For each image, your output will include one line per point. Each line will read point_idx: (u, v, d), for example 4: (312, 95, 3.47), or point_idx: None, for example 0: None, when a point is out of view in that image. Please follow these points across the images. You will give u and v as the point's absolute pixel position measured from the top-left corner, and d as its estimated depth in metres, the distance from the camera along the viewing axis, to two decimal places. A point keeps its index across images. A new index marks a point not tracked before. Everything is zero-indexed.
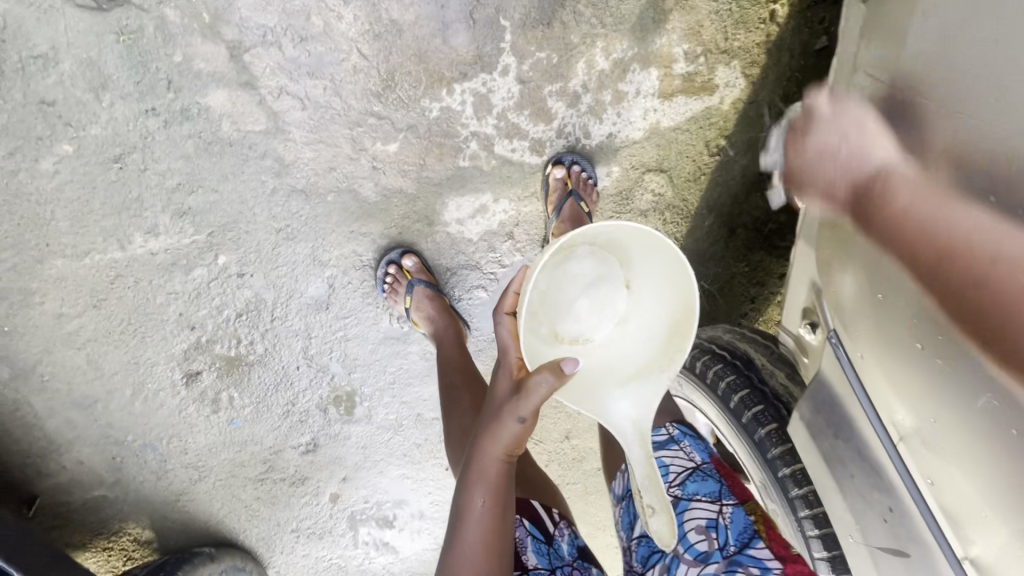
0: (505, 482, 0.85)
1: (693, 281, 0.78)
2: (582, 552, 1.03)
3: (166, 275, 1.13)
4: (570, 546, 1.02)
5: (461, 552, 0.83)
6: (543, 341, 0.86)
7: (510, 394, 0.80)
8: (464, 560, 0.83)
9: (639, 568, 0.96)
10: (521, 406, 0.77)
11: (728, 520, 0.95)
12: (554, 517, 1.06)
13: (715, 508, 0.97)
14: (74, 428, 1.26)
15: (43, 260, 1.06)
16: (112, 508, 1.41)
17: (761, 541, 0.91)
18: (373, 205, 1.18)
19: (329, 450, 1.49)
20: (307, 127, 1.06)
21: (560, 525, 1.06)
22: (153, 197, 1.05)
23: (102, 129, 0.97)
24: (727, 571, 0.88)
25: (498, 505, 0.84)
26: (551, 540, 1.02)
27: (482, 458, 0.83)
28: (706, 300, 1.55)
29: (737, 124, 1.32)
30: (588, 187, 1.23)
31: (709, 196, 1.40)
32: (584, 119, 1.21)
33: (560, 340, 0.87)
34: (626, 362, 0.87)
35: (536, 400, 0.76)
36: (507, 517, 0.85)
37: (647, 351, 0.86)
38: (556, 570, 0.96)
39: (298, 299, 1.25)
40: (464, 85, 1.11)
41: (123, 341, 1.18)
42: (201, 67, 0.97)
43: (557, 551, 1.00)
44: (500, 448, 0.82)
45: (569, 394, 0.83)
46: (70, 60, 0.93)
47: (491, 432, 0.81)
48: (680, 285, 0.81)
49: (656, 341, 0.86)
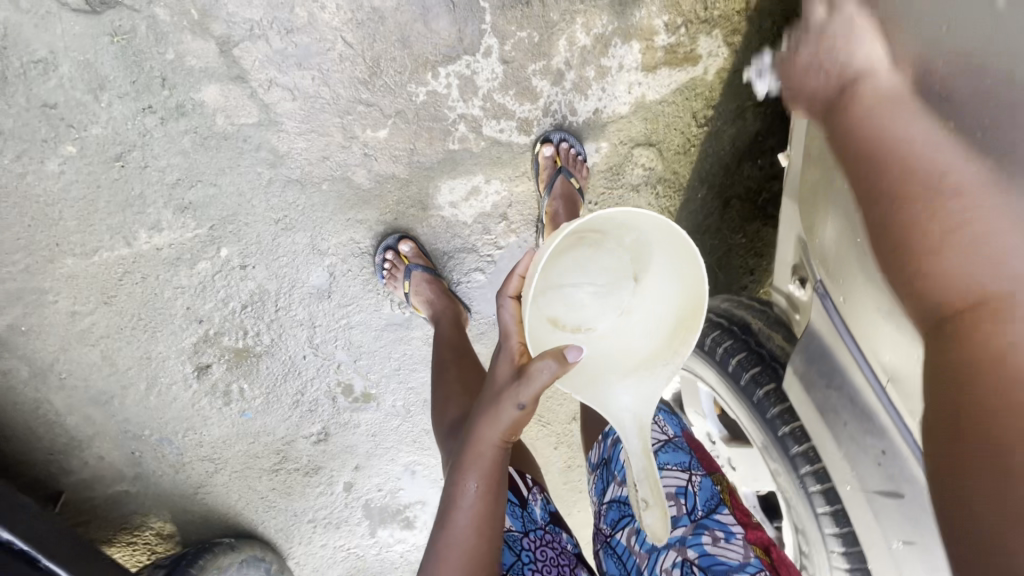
0: (499, 470, 0.84)
1: (703, 271, 0.77)
2: (553, 517, 1.09)
3: (172, 270, 1.17)
4: (542, 510, 1.08)
5: (452, 538, 0.82)
6: (542, 324, 0.88)
7: (510, 380, 0.79)
8: (454, 544, 0.82)
9: (607, 530, 1.04)
10: (522, 390, 0.77)
11: (696, 488, 1.02)
12: (527, 481, 1.10)
13: (684, 477, 1.03)
14: (93, 424, 1.31)
15: (54, 259, 1.11)
16: (133, 503, 1.45)
17: (726, 508, 1.01)
18: (368, 192, 1.21)
19: (340, 438, 1.52)
20: (298, 117, 1.10)
21: (533, 489, 1.10)
22: (155, 193, 1.09)
23: (102, 129, 1.02)
24: (695, 534, 0.97)
25: (489, 493, 0.83)
26: (524, 505, 1.06)
27: (477, 444, 0.83)
28: (707, 275, 1.55)
29: (723, 93, 1.33)
30: (577, 163, 1.25)
31: (700, 168, 1.41)
32: (569, 96, 1.23)
33: (559, 326, 0.89)
34: (630, 354, 0.86)
35: (537, 387, 0.75)
36: (499, 505, 0.85)
37: (650, 342, 0.86)
38: (529, 533, 1.02)
39: (300, 289, 1.28)
40: (448, 68, 1.13)
41: (135, 336, 1.23)
42: (193, 64, 1.01)
43: (530, 515, 1.06)
44: (494, 433, 0.82)
45: (572, 383, 0.82)
46: (69, 63, 0.97)
47: (487, 416, 0.81)
48: (690, 278, 0.81)
49: (661, 334, 0.85)
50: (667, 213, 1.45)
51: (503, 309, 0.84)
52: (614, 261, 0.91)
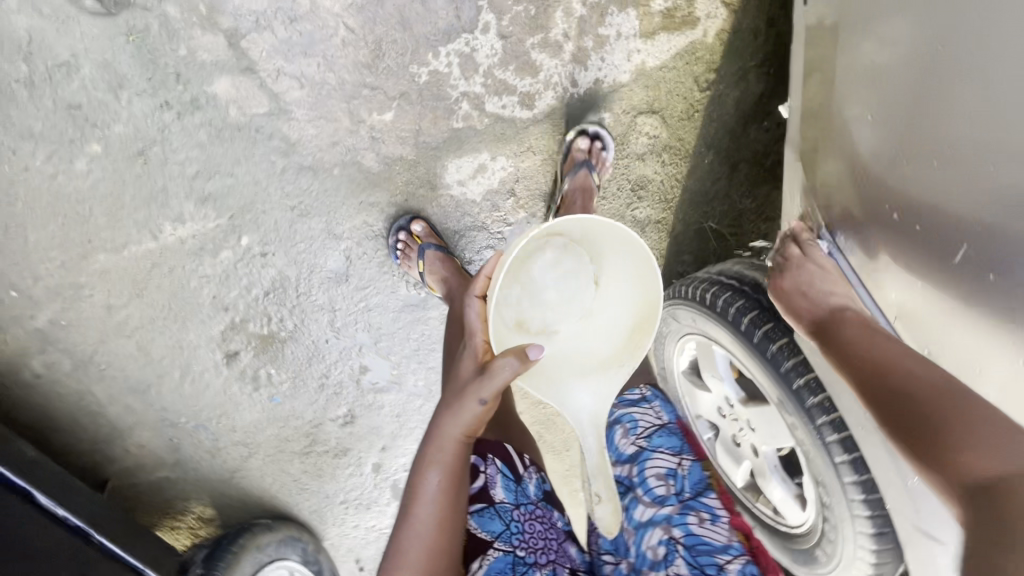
0: (461, 464, 0.89)
1: (658, 283, 0.87)
2: (548, 496, 1.10)
3: (196, 260, 1.23)
4: (536, 488, 1.10)
5: (415, 529, 0.86)
6: (509, 326, 0.95)
7: (474, 375, 0.86)
8: (417, 534, 0.85)
9: None
10: (484, 386, 0.83)
11: (686, 471, 1.09)
12: (525, 461, 1.13)
13: (675, 459, 1.11)
14: (133, 413, 1.38)
15: (87, 255, 1.17)
16: (174, 489, 1.50)
17: (713, 493, 1.06)
18: (377, 174, 1.25)
19: (366, 420, 1.57)
20: (306, 104, 1.14)
21: (530, 468, 1.12)
22: (177, 185, 1.14)
23: (124, 126, 1.07)
24: (681, 514, 1.02)
25: (450, 488, 0.87)
26: (520, 480, 1.09)
27: (441, 437, 0.87)
28: (718, 243, 1.54)
29: (724, 55, 1.33)
30: (603, 163, 1.29)
31: (705, 133, 1.41)
32: (569, 68, 1.25)
33: (524, 328, 0.97)
34: (589, 355, 0.96)
35: (500, 383, 0.82)
36: (461, 497, 0.89)
37: (607, 345, 0.96)
38: (520, 506, 1.05)
39: (319, 274, 1.33)
40: (448, 47, 1.16)
41: (167, 326, 1.29)
42: (205, 58, 1.06)
43: (524, 490, 1.08)
44: (458, 430, 0.86)
45: (533, 382, 0.92)
46: (89, 64, 1.02)
47: (453, 412, 0.86)
48: (644, 289, 0.91)
49: (617, 337, 0.95)
50: (672, 180, 1.44)
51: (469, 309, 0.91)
52: (575, 267, 1.00)
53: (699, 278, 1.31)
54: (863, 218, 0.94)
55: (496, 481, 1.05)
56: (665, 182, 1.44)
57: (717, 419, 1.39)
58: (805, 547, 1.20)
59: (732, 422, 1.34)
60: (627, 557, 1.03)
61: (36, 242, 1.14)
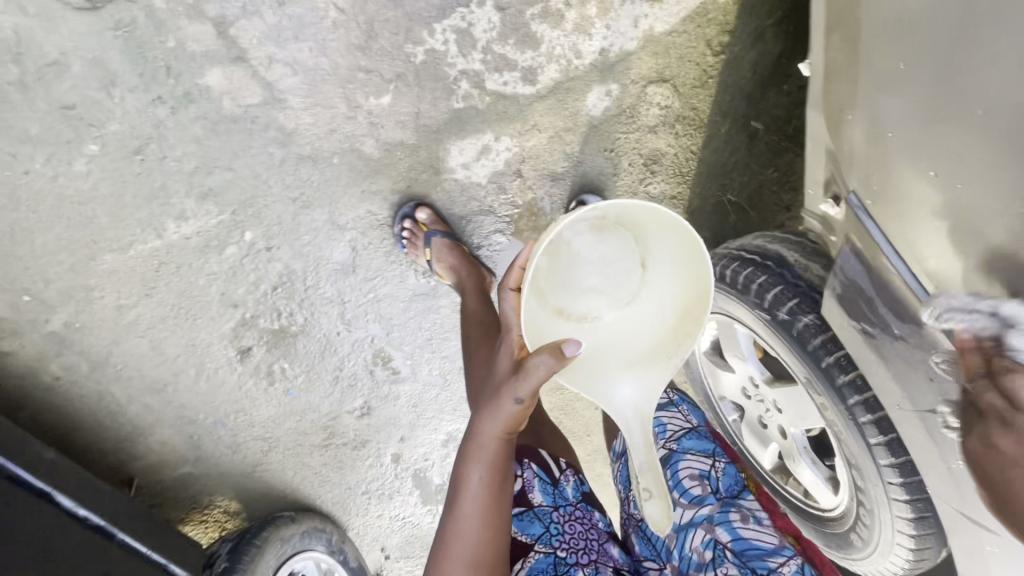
0: (503, 460, 0.86)
1: (705, 260, 0.76)
2: (587, 497, 1.10)
3: (202, 258, 1.22)
4: (574, 489, 1.10)
5: (459, 526, 0.84)
6: (547, 316, 0.86)
7: (509, 372, 0.81)
8: (460, 532, 0.84)
9: (638, 515, 1.05)
10: (519, 386, 0.78)
11: (720, 472, 1.07)
12: (560, 464, 1.13)
13: (708, 461, 1.08)
14: (153, 411, 1.39)
15: (95, 256, 1.17)
16: (199, 484, 1.52)
17: (750, 494, 1.06)
18: (379, 161, 1.21)
19: (383, 411, 1.56)
20: (302, 92, 1.11)
21: (566, 470, 1.12)
22: (176, 182, 1.13)
23: (119, 124, 1.06)
24: (722, 512, 1.01)
25: (494, 484, 0.85)
26: (556, 484, 1.09)
27: (481, 434, 0.85)
28: (739, 218, 1.46)
29: (738, 15, 1.26)
30: None
31: (720, 101, 1.33)
32: (572, 39, 1.19)
33: (564, 317, 0.86)
34: (635, 345, 0.85)
35: (535, 382, 0.77)
36: (503, 493, 0.86)
37: (656, 334, 0.84)
38: (559, 508, 1.05)
39: (326, 266, 1.31)
40: (444, 23, 1.12)
41: (178, 325, 1.29)
42: (194, 49, 1.04)
43: (562, 493, 1.09)
44: (498, 428, 0.83)
45: (571, 377, 0.82)
46: (79, 61, 1.01)
47: (491, 411, 0.82)
48: (694, 267, 0.79)
49: (668, 325, 0.84)
50: (687, 152, 1.37)
51: (504, 302, 0.86)
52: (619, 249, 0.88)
53: (719, 255, 1.24)
54: (892, 187, 0.83)
55: (534, 486, 1.06)
56: (679, 154, 1.37)
57: (741, 400, 1.32)
58: (839, 531, 1.15)
59: (758, 404, 1.28)
60: (670, 559, 1.00)
61: (43, 246, 1.15)
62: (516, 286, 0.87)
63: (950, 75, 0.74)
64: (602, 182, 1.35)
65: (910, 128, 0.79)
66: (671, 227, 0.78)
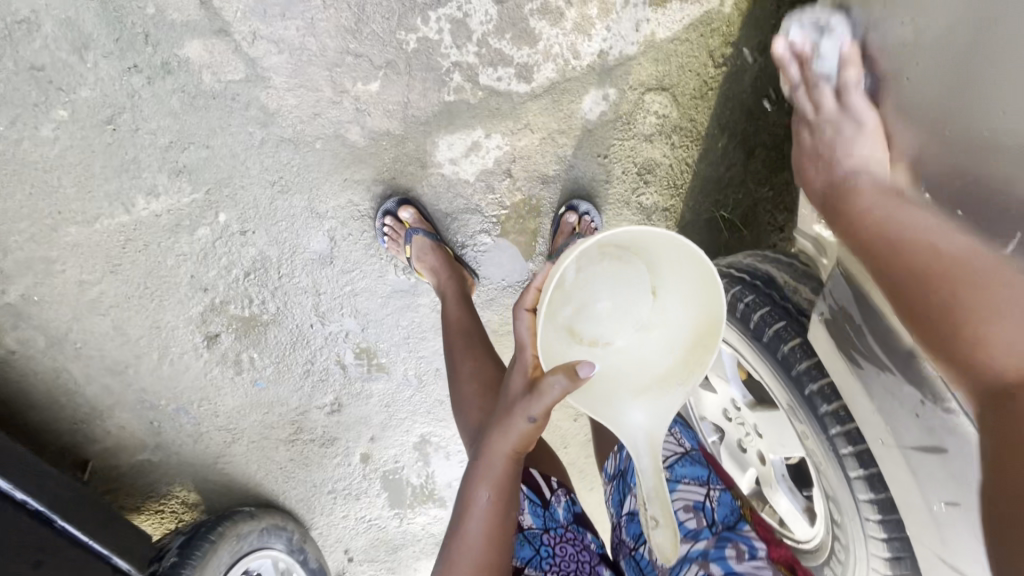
0: (511, 478, 0.81)
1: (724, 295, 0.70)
2: (578, 518, 1.02)
3: (172, 237, 1.17)
4: (566, 510, 1.01)
5: (464, 547, 0.78)
6: (560, 339, 0.80)
7: (523, 392, 0.76)
8: (466, 554, 0.78)
9: (631, 543, 0.97)
10: (534, 404, 0.74)
11: (715, 502, 0.99)
12: (552, 483, 1.03)
13: (702, 491, 1.00)
14: (111, 393, 1.34)
15: (58, 228, 1.12)
16: (157, 472, 1.46)
17: (747, 524, 0.97)
18: (363, 150, 1.17)
19: (354, 409, 1.50)
20: (286, 71, 1.07)
21: (558, 490, 1.03)
22: (148, 156, 1.09)
23: (90, 91, 1.03)
24: (717, 547, 0.93)
25: (501, 503, 0.80)
26: (547, 506, 1.00)
27: (491, 452, 0.80)
28: (731, 236, 1.42)
29: (743, 27, 1.23)
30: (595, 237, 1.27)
31: (720, 113, 1.30)
32: (571, 38, 1.16)
33: (576, 339, 0.81)
34: (646, 371, 0.80)
35: (548, 402, 0.72)
36: (510, 512, 0.81)
37: (670, 361, 0.80)
38: (550, 530, 0.97)
39: (302, 255, 1.26)
40: (439, 11, 1.09)
41: (143, 305, 1.24)
42: (175, 17, 1.01)
43: (553, 515, 1.00)
44: (508, 445, 0.78)
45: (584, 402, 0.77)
46: (51, 22, 0.98)
47: (503, 428, 0.77)
48: (708, 295, 0.74)
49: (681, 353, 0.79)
50: (682, 164, 1.33)
51: (519, 322, 0.79)
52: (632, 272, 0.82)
53: None
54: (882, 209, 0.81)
55: (523, 508, 0.98)
56: (674, 166, 1.33)
57: (721, 421, 1.29)
58: (814, 563, 1.10)
59: (738, 426, 1.24)
60: None
61: (4, 212, 1.10)
62: (530, 306, 0.79)
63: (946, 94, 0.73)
64: (593, 188, 1.31)
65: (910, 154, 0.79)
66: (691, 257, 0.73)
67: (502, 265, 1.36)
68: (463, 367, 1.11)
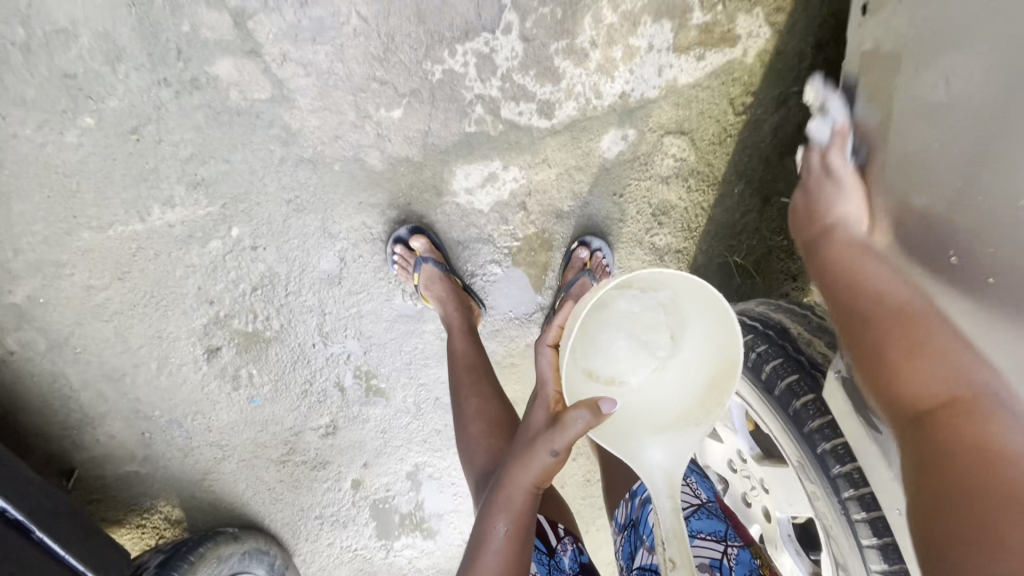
0: (530, 512, 0.79)
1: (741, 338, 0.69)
2: (585, 569, 0.96)
3: (183, 247, 1.17)
4: (571, 560, 0.96)
5: None
6: (579, 378, 0.78)
7: (544, 427, 0.75)
8: None
9: None
10: (555, 438, 0.73)
11: (733, 561, 0.94)
12: (558, 530, 0.99)
13: (720, 548, 0.96)
14: (105, 401, 1.31)
15: (71, 232, 1.13)
16: (143, 485, 1.42)
17: None
18: (381, 174, 1.18)
19: (349, 432, 1.47)
20: (311, 94, 1.08)
21: (564, 538, 0.99)
22: (169, 168, 1.10)
23: (119, 101, 1.04)
24: None
25: (518, 538, 0.78)
26: (552, 554, 0.96)
27: (509, 485, 0.79)
28: (743, 279, 1.42)
29: (764, 79, 1.23)
30: (605, 273, 1.29)
31: (736, 161, 1.30)
32: (594, 78, 1.16)
33: (594, 378, 0.78)
34: (661, 409, 0.78)
35: (571, 436, 0.71)
36: (527, 547, 0.79)
37: (684, 400, 0.78)
38: None
39: (311, 274, 1.25)
40: (466, 45, 1.10)
41: (147, 314, 1.23)
42: (207, 36, 1.02)
43: (557, 564, 0.95)
44: (529, 478, 0.77)
45: (603, 437, 0.77)
46: (88, 34, 1.00)
47: (523, 462, 0.77)
48: (726, 334, 0.73)
49: (693, 393, 0.77)
50: (697, 208, 1.35)
51: (539, 358, 0.78)
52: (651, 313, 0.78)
53: None
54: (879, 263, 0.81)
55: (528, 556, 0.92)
56: (689, 209, 1.34)
57: (726, 472, 1.28)
58: None
59: (743, 478, 1.22)
60: None
61: (21, 213, 1.10)
62: (553, 342, 0.79)
63: (985, 148, 0.67)
64: (608, 225, 1.33)
65: (931, 217, 0.72)
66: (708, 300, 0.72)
67: (511, 296, 1.35)
68: (469, 406, 1.09)
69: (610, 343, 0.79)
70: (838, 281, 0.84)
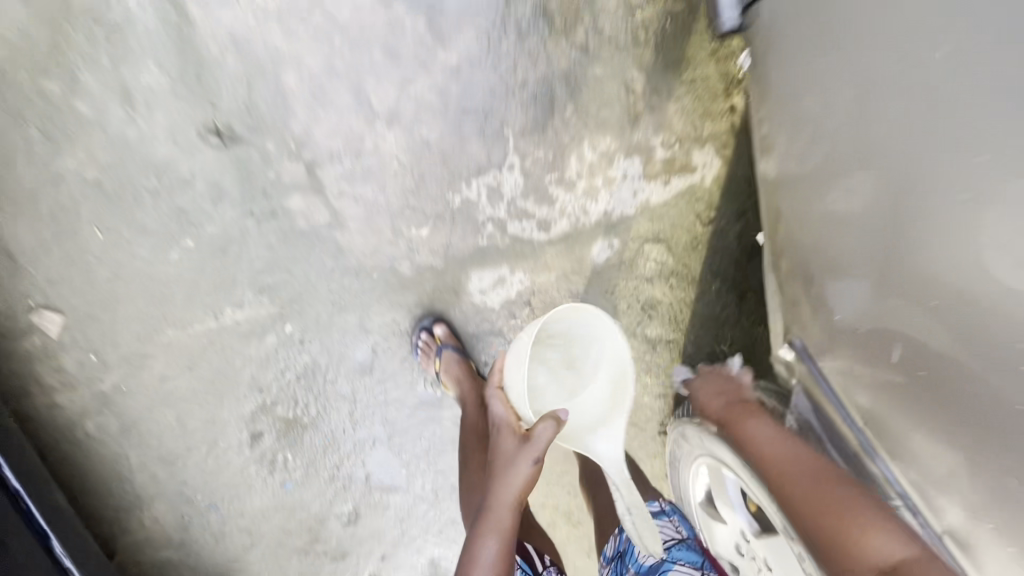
0: (509, 529, 1.10)
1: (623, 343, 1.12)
2: None
3: (245, 342, 1.41)
4: None
5: None
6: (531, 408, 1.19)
7: (513, 448, 1.09)
8: None
9: None
10: (523, 453, 1.07)
11: None
12: (543, 560, 1.32)
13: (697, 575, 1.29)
14: (157, 483, 1.46)
15: (158, 329, 1.37)
16: (175, 572, 1.52)
17: None
18: (410, 279, 1.43)
19: (370, 520, 1.56)
20: (360, 219, 1.37)
21: (549, 566, 1.31)
22: (243, 278, 1.36)
23: (216, 228, 1.32)
24: None
25: (503, 552, 1.07)
26: None
27: (495, 505, 1.10)
28: (731, 365, 1.61)
29: (721, 197, 1.50)
30: None
31: (710, 263, 1.54)
32: (581, 201, 1.45)
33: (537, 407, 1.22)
34: (596, 412, 1.20)
35: (539, 447, 1.06)
36: (511, 552, 1.09)
37: (606, 399, 1.19)
38: None
39: (347, 364, 1.46)
40: (480, 179, 1.39)
41: (206, 401, 1.43)
42: (287, 181, 1.31)
43: None
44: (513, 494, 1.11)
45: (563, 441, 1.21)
46: (203, 180, 1.28)
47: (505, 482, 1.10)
48: (614, 347, 1.15)
49: (609, 393, 1.19)
50: (681, 303, 1.57)
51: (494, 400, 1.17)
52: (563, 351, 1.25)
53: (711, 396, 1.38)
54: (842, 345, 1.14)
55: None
56: (674, 304, 1.57)
57: (736, 559, 1.28)
58: None
59: (751, 564, 1.24)
60: None
61: (123, 314, 1.34)
62: (499, 386, 1.19)
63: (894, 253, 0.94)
64: None
65: (866, 303, 1.02)
66: (588, 326, 1.17)
67: None
68: (473, 457, 1.37)
69: (544, 381, 1.24)
70: (767, 450, 1.15)
